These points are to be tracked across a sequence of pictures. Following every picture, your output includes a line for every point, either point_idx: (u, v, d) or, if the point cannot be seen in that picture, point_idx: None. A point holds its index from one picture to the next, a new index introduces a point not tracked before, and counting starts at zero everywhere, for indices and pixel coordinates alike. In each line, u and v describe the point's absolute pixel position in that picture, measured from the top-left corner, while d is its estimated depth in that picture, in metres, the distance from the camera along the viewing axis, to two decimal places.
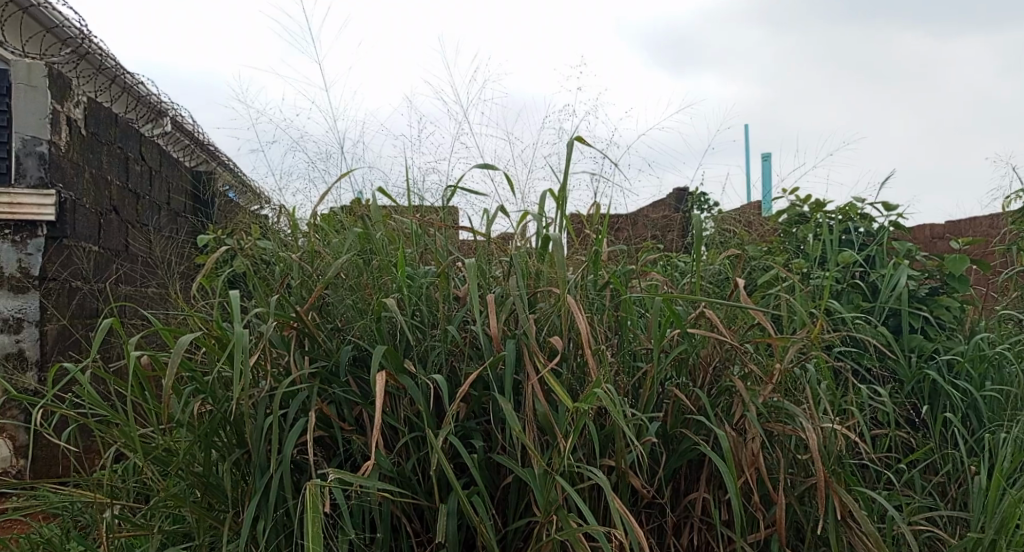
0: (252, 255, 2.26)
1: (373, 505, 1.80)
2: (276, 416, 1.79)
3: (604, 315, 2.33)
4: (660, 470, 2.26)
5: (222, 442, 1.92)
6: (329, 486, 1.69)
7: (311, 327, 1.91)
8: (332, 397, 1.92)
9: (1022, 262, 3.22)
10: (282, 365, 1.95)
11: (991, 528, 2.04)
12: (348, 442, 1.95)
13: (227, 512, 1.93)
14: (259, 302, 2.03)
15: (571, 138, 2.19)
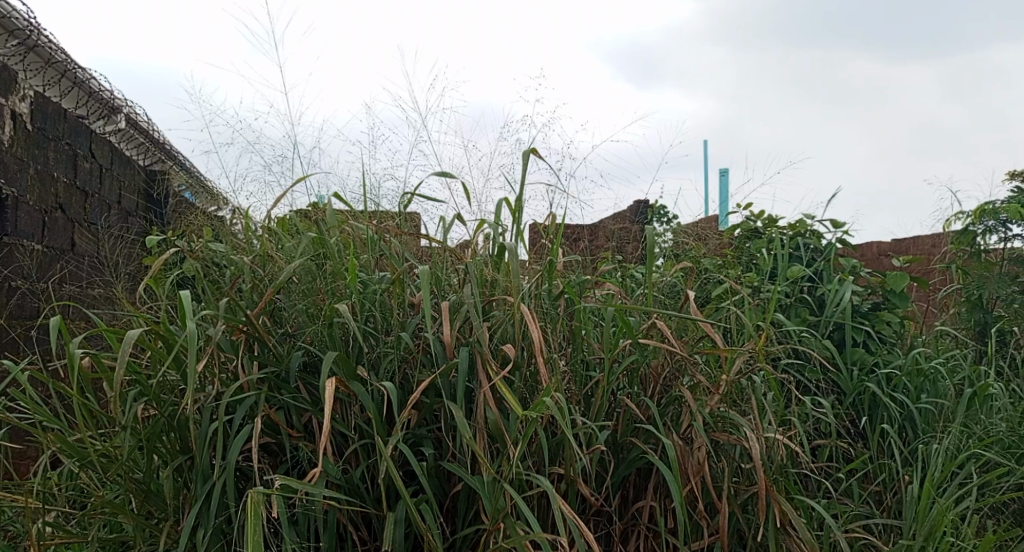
0: (203, 257, 2.24)
1: (318, 513, 1.79)
2: (222, 422, 1.78)
3: (558, 324, 2.36)
4: (608, 478, 2.30)
5: (165, 448, 1.89)
6: (276, 493, 1.68)
7: (262, 332, 1.90)
8: (280, 404, 1.92)
9: (960, 280, 3.34)
10: (230, 370, 1.94)
11: (921, 534, 2.12)
12: (296, 448, 1.95)
13: (166, 520, 1.91)
14: (208, 306, 2.01)
15: (528, 149, 2.22)
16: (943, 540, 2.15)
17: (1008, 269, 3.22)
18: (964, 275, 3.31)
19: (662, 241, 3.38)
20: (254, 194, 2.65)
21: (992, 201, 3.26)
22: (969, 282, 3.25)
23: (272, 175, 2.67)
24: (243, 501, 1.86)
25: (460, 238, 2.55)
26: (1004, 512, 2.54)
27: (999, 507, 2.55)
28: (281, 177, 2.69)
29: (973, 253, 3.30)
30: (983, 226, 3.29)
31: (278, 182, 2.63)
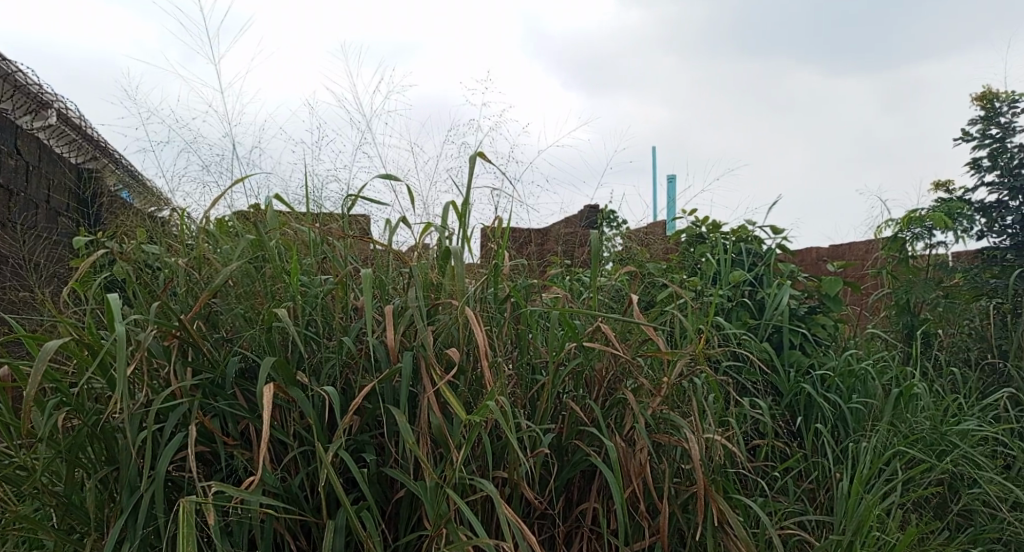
0: (135, 260, 2.19)
1: (255, 522, 1.77)
2: (152, 431, 1.75)
3: (503, 327, 2.37)
4: (552, 480, 2.33)
5: (89, 459, 1.85)
6: (209, 503, 1.66)
7: (196, 337, 1.87)
8: (216, 411, 1.89)
9: (891, 285, 3.47)
10: (162, 377, 1.91)
11: (850, 529, 2.20)
12: (231, 457, 1.92)
13: (90, 534, 1.86)
14: (139, 310, 1.98)
15: (474, 153, 2.23)
16: (871, 535, 2.23)
17: (934, 274, 3.36)
18: (894, 280, 3.44)
19: (610, 245, 3.42)
20: (191, 194, 2.61)
21: (919, 210, 3.39)
22: (898, 286, 3.37)
23: (210, 176, 2.63)
24: (174, 512, 1.83)
25: (405, 242, 2.55)
26: (927, 506, 2.66)
27: (923, 501, 2.67)
28: (219, 178, 2.66)
29: (903, 258, 3.42)
30: (911, 233, 3.41)
31: (216, 183, 2.59)
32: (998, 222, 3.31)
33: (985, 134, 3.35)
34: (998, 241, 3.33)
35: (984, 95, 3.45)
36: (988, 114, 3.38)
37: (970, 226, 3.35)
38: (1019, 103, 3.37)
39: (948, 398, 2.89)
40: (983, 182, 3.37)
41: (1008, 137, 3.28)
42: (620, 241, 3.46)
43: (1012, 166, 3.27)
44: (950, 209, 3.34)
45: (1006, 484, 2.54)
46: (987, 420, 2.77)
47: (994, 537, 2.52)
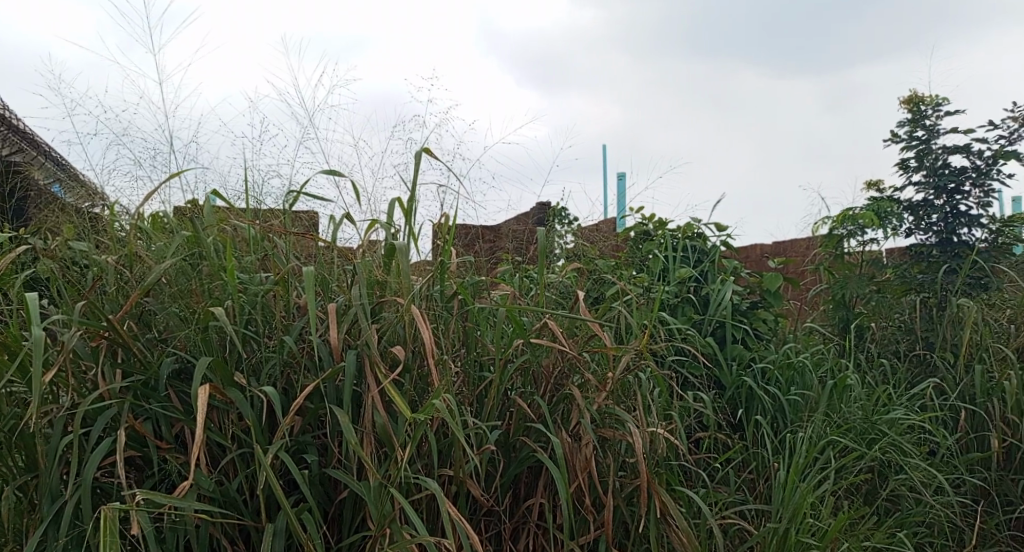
0: (61, 258, 2.13)
1: (189, 527, 1.74)
2: (77, 436, 1.70)
3: (450, 325, 2.36)
4: (499, 477, 2.33)
5: (9, 466, 1.79)
6: (137, 508, 1.63)
7: (125, 337, 1.82)
8: (148, 414, 1.84)
9: (829, 280, 3.56)
10: (89, 379, 1.85)
11: (786, 517, 2.26)
12: (164, 461, 1.88)
13: (10, 543, 1.80)
14: (65, 310, 1.92)
15: (420, 149, 2.23)
16: (806, 522, 2.30)
17: (866, 270, 3.47)
18: (830, 276, 3.54)
19: (562, 242, 3.45)
20: (123, 188, 2.53)
21: (852, 207, 3.49)
22: (836, 281, 3.46)
23: (143, 169, 2.56)
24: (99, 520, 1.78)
25: (349, 239, 2.52)
26: (858, 492, 2.74)
27: (854, 488, 2.76)
28: (153, 172, 2.59)
29: (840, 255, 3.52)
30: (845, 230, 3.51)
31: (150, 176, 2.52)
32: (925, 220, 3.36)
33: (912, 136, 3.45)
34: (925, 238, 3.39)
35: (911, 98, 3.55)
36: (915, 117, 3.48)
37: (899, 224, 3.42)
38: (944, 106, 3.47)
39: (878, 389, 2.98)
40: (911, 182, 3.47)
41: (932, 139, 3.36)
42: (570, 239, 3.48)
43: (936, 167, 3.33)
44: (879, 208, 3.41)
45: (930, 470, 2.66)
46: (914, 410, 2.88)
47: (920, 519, 2.64)
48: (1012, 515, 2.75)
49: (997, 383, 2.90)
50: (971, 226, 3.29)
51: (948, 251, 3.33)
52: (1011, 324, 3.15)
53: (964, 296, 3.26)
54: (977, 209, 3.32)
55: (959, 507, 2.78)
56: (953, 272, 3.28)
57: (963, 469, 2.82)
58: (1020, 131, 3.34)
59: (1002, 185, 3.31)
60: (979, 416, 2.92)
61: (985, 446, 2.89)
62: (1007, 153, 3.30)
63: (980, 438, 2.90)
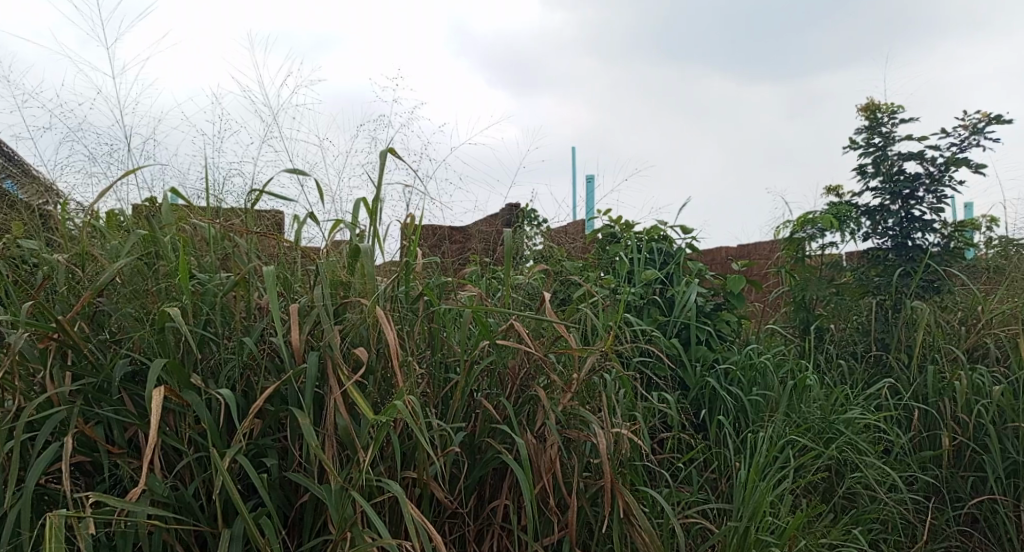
0: (10, 257, 2.07)
1: (142, 534, 1.71)
2: (23, 441, 1.66)
3: (415, 326, 2.34)
4: (463, 479, 2.32)
5: None
6: (85, 515, 1.60)
7: (75, 339, 1.78)
8: (99, 418, 1.81)
9: (790, 282, 3.61)
10: (38, 382, 1.81)
11: (746, 516, 2.29)
12: (116, 466, 1.84)
13: None
14: (13, 310, 1.87)
15: (386, 149, 2.22)
16: (765, 520, 2.34)
17: (826, 273, 3.52)
18: (791, 278, 3.58)
19: (531, 243, 3.45)
20: (75, 184, 2.46)
21: (812, 211, 3.53)
22: (798, 283, 3.51)
23: (98, 166, 2.50)
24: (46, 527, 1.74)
25: (312, 239, 2.49)
26: (815, 491, 2.78)
27: (811, 486, 2.79)
28: (108, 168, 2.53)
29: (800, 258, 3.56)
30: (806, 233, 3.54)
31: (104, 173, 2.46)
32: (881, 224, 3.41)
33: (869, 143, 3.51)
34: (881, 242, 3.44)
35: (868, 105, 3.61)
36: (871, 124, 3.54)
37: (857, 228, 3.47)
38: (900, 113, 3.53)
39: (836, 389, 3.03)
40: (868, 188, 3.52)
41: (888, 146, 3.41)
42: (541, 240, 3.49)
43: (892, 173, 3.37)
44: (838, 213, 3.46)
45: (885, 468, 2.73)
46: (869, 409, 2.93)
47: (875, 516, 2.69)
48: (961, 511, 2.80)
49: (948, 382, 2.96)
50: (925, 230, 3.35)
51: (903, 255, 3.38)
52: (962, 326, 3.23)
53: (917, 298, 3.31)
54: (931, 214, 3.38)
55: (912, 504, 2.84)
56: (907, 276, 3.32)
57: (915, 467, 2.87)
58: (971, 139, 3.40)
59: (953, 191, 3.38)
60: (931, 415, 2.97)
61: (936, 445, 2.95)
62: (958, 160, 3.37)
63: (931, 436, 2.96)
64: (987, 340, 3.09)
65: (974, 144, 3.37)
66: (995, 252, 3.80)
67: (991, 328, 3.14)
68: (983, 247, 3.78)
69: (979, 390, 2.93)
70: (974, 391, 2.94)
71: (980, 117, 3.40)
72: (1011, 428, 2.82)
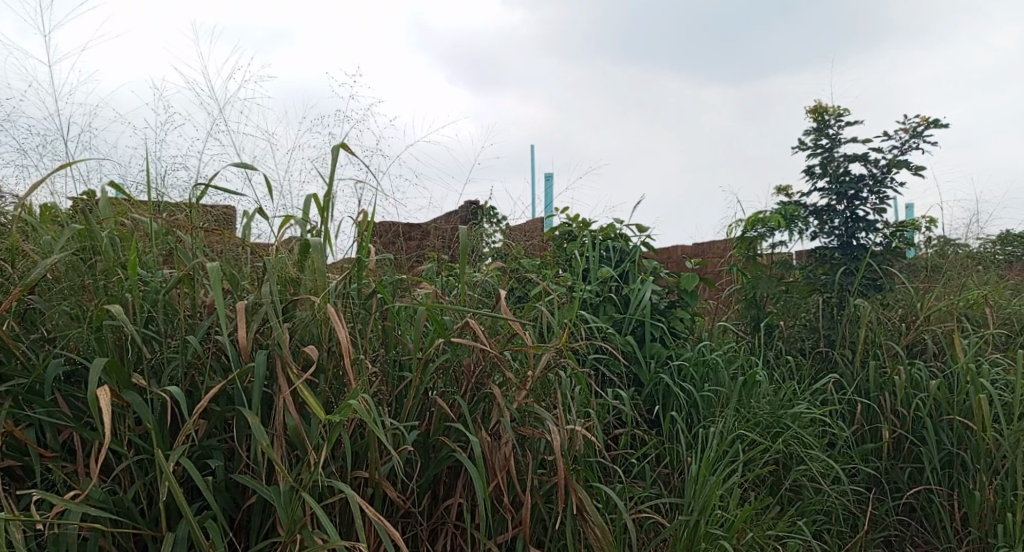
0: None
1: (77, 539, 1.65)
2: None
3: (368, 324, 2.31)
4: (416, 478, 2.30)
5: None
6: (18, 519, 1.54)
7: (5, 338, 1.72)
8: (31, 421, 1.74)
9: (741, 279, 3.65)
10: None
11: (697, 510, 2.32)
12: (49, 470, 1.78)
13: None
14: None
15: (338, 144, 2.17)
16: (714, 513, 2.37)
17: (775, 271, 3.56)
18: (742, 276, 3.62)
19: (490, 241, 3.45)
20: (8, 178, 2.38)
21: (762, 211, 3.56)
22: (749, 280, 3.55)
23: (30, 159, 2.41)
24: None
25: (261, 235, 2.43)
26: (763, 484, 2.81)
27: (759, 480, 2.83)
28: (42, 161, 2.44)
29: (751, 256, 3.59)
30: (756, 232, 3.58)
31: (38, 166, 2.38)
32: (827, 223, 3.46)
33: (816, 145, 3.56)
34: (828, 242, 3.49)
35: (815, 107, 3.66)
36: (819, 126, 3.59)
37: (805, 228, 3.52)
38: (846, 116, 3.59)
39: (784, 385, 3.06)
40: (816, 188, 3.57)
41: (835, 148, 3.46)
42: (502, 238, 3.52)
43: (838, 174, 3.42)
44: (786, 212, 3.50)
45: (829, 460, 2.78)
46: (815, 404, 2.99)
47: (820, 507, 2.76)
48: (900, 501, 2.87)
49: (888, 377, 3.02)
50: (869, 230, 3.40)
51: (848, 255, 3.43)
52: (904, 323, 3.27)
53: (860, 296, 3.37)
54: (874, 215, 3.44)
55: (853, 495, 2.90)
56: (851, 274, 3.38)
57: (857, 459, 2.93)
58: (911, 141, 3.47)
59: (895, 193, 3.44)
60: (872, 409, 3.04)
61: (877, 438, 3.01)
62: (899, 162, 3.43)
63: (872, 430, 3.02)
64: (924, 336, 3.14)
65: (914, 147, 3.44)
66: (933, 251, 3.80)
67: (928, 324, 3.21)
68: (923, 247, 3.79)
69: (917, 385, 2.98)
70: (913, 385, 2.99)
71: (921, 120, 3.47)
72: (945, 420, 2.87)
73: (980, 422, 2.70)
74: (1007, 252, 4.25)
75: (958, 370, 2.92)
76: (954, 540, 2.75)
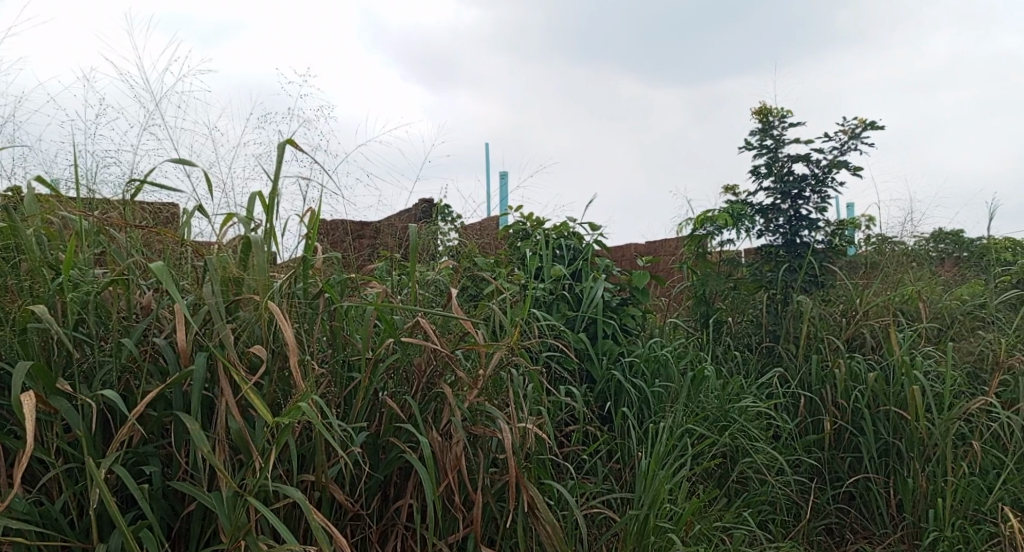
0: None
1: None
2: None
3: (315, 324, 2.25)
4: (365, 480, 2.25)
5: None
6: None
7: None
8: None
9: (691, 276, 3.67)
10: None
11: (647, 504, 2.33)
12: None
13: None
14: None
15: (283, 140, 2.11)
16: (663, 507, 2.38)
17: (724, 268, 3.59)
18: (692, 274, 3.64)
19: (445, 239, 3.40)
20: None
21: (710, 209, 3.58)
22: (699, 276, 3.57)
23: None
24: None
25: (202, 234, 2.36)
26: (711, 477, 2.83)
27: (707, 473, 2.85)
28: None
29: (701, 253, 3.61)
30: (705, 231, 3.59)
31: None
32: (772, 222, 3.50)
33: (761, 145, 3.59)
34: (773, 240, 3.52)
35: (760, 108, 3.69)
36: (763, 127, 3.63)
37: (751, 226, 3.55)
38: (789, 117, 3.63)
39: (732, 379, 3.09)
40: (762, 187, 3.60)
41: (779, 147, 3.50)
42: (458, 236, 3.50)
43: (782, 173, 3.45)
44: (733, 211, 3.53)
45: (774, 452, 2.81)
46: (761, 398, 3.01)
47: (764, 498, 2.78)
48: (840, 489, 2.91)
49: (829, 370, 3.07)
50: (811, 229, 3.45)
51: (792, 252, 3.47)
52: (844, 318, 3.33)
53: (802, 293, 3.42)
54: (816, 213, 3.48)
55: (796, 485, 2.93)
56: (794, 271, 3.42)
57: (801, 450, 2.96)
58: (850, 143, 3.53)
59: (836, 192, 3.49)
60: (814, 402, 3.08)
61: (819, 430, 3.05)
62: (839, 163, 3.48)
63: (815, 422, 3.06)
64: (862, 330, 3.21)
65: (852, 148, 3.50)
66: (871, 248, 3.87)
67: (867, 319, 3.29)
68: (862, 244, 3.85)
69: (856, 377, 3.04)
70: (852, 378, 3.05)
71: (859, 122, 3.52)
72: (882, 411, 2.93)
73: (913, 412, 2.81)
74: (939, 248, 4.37)
75: (893, 362, 3.00)
76: (892, 526, 2.82)
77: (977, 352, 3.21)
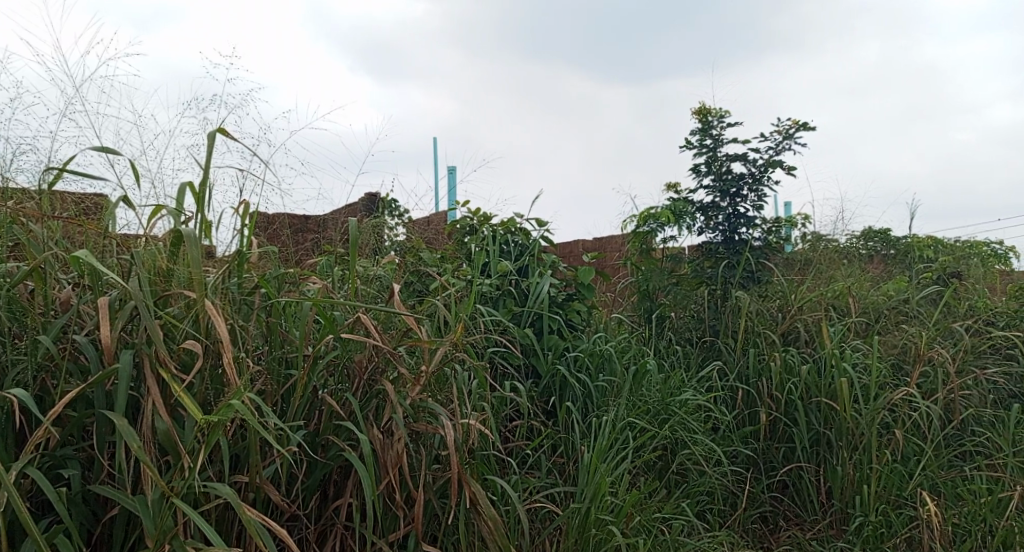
0: None
1: None
2: None
3: (250, 320, 2.17)
4: (302, 481, 2.18)
5: None
6: None
7: None
8: None
9: (635, 271, 3.67)
10: None
11: (588, 497, 2.32)
12: None
13: None
14: None
15: (214, 129, 2.03)
16: (605, 500, 2.37)
17: (667, 264, 3.60)
18: (636, 269, 3.64)
19: (390, 235, 3.34)
20: None
21: (653, 206, 3.59)
22: (643, 271, 3.57)
23: None
24: None
25: (129, 226, 2.26)
26: (651, 469, 2.84)
27: (648, 465, 2.85)
28: None
29: (645, 249, 3.62)
30: (648, 227, 3.60)
31: None
32: (713, 219, 3.51)
33: (701, 144, 3.61)
34: (713, 237, 3.54)
35: (701, 108, 3.71)
36: (703, 127, 3.65)
37: (692, 223, 3.56)
38: (728, 117, 3.66)
39: (673, 373, 3.10)
40: (703, 185, 3.62)
41: (718, 146, 3.52)
42: (404, 231, 3.44)
43: (721, 172, 3.48)
44: (675, 208, 3.54)
45: (712, 445, 2.83)
46: (700, 392, 3.03)
47: (703, 488, 2.79)
48: (775, 479, 2.94)
49: (766, 364, 3.10)
50: (749, 226, 3.48)
51: (732, 248, 3.50)
52: (780, 313, 3.37)
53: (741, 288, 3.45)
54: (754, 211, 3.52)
55: (732, 475, 2.94)
56: (733, 267, 3.45)
57: (738, 442, 2.98)
58: (785, 142, 3.57)
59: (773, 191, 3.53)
60: (751, 395, 3.10)
61: (756, 422, 3.08)
62: (775, 162, 3.52)
63: (752, 414, 3.08)
64: (798, 325, 3.25)
65: (788, 148, 3.54)
66: (807, 245, 3.93)
67: (802, 313, 3.34)
68: (798, 241, 3.91)
69: (791, 370, 3.07)
70: (788, 371, 3.09)
71: (793, 123, 3.57)
72: (815, 403, 2.97)
73: (843, 404, 2.87)
74: (869, 245, 4.47)
75: (825, 355, 3.05)
76: (824, 514, 2.86)
77: (900, 345, 3.28)
